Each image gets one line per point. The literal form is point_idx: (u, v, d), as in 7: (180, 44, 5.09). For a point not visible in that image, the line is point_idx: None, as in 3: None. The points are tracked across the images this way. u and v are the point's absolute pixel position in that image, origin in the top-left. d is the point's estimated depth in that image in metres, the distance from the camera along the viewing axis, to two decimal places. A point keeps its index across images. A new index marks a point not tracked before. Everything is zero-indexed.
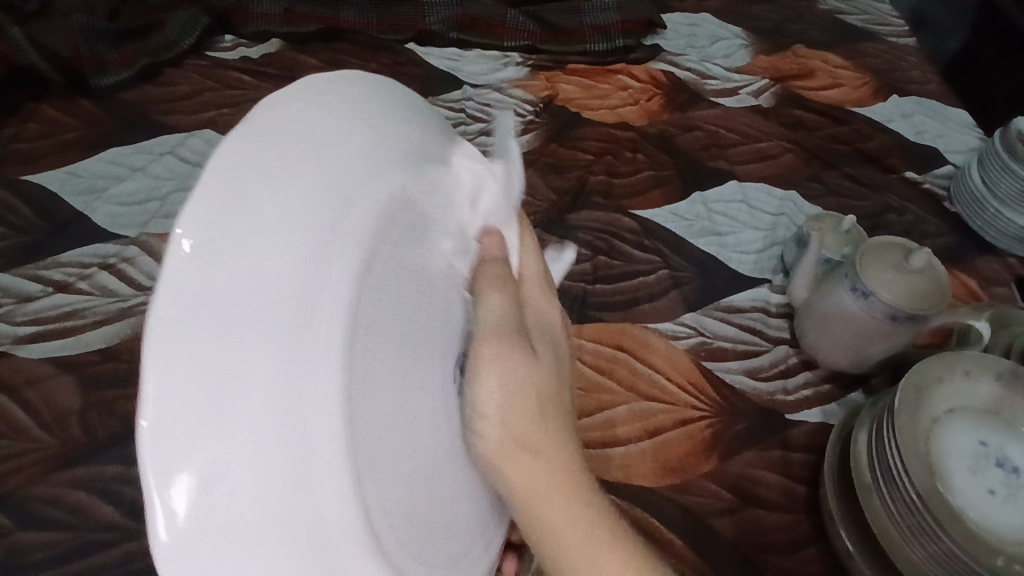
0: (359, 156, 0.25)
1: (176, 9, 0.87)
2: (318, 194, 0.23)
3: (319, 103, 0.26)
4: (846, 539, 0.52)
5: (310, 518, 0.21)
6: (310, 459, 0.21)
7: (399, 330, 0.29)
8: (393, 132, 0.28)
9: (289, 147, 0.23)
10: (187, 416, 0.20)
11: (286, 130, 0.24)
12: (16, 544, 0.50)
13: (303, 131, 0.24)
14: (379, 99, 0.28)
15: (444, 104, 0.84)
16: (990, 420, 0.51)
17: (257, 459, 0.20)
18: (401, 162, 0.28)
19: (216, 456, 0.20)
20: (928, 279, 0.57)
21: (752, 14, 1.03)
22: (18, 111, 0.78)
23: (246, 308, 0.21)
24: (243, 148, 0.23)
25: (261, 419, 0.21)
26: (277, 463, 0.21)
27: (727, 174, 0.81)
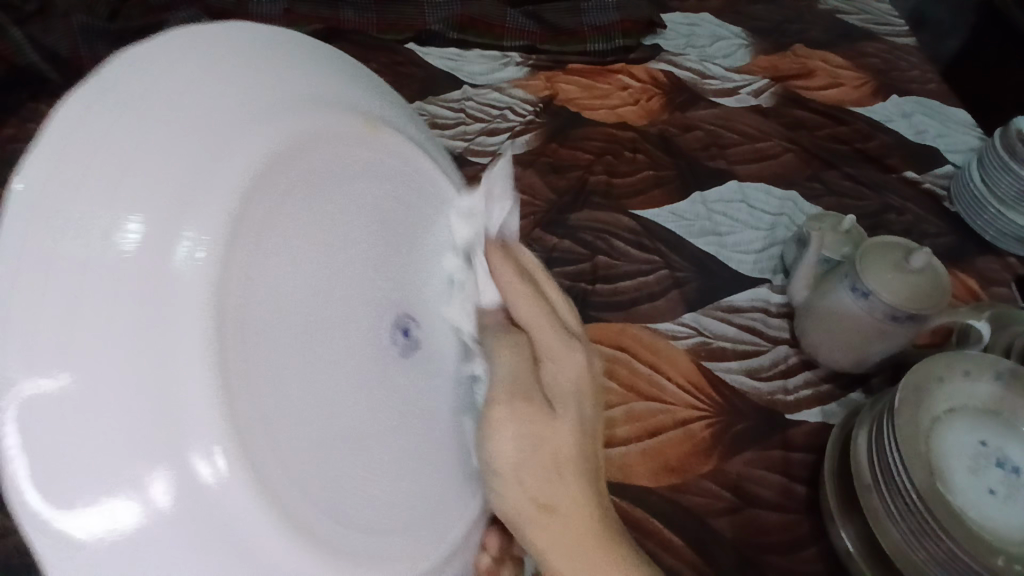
0: (216, 122, 0.26)
1: (175, 8, 0.87)
2: (175, 179, 0.24)
3: (168, 79, 0.26)
4: (846, 540, 0.52)
5: (198, 496, 0.23)
6: (178, 427, 0.23)
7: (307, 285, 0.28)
8: (255, 87, 0.27)
9: (135, 133, 0.24)
10: (61, 422, 0.22)
11: (135, 121, 0.24)
12: (16, 544, 0.50)
13: (155, 118, 0.25)
14: (244, 60, 0.28)
15: (444, 105, 0.84)
16: (990, 420, 0.51)
17: (135, 446, 0.22)
18: (277, 117, 0.27)
19: (93, 449, 0.22)
20: (927, 278, 0.57)
21: (753, 15, 1.02)
22: (18, 111, 0.78)
23: (95, 306, 0.22)
24: (67, 152, 0.23)
25: (131, 405, 0.22)
26: (148, 440, 0.22)
27: (727, 174, 0.81)
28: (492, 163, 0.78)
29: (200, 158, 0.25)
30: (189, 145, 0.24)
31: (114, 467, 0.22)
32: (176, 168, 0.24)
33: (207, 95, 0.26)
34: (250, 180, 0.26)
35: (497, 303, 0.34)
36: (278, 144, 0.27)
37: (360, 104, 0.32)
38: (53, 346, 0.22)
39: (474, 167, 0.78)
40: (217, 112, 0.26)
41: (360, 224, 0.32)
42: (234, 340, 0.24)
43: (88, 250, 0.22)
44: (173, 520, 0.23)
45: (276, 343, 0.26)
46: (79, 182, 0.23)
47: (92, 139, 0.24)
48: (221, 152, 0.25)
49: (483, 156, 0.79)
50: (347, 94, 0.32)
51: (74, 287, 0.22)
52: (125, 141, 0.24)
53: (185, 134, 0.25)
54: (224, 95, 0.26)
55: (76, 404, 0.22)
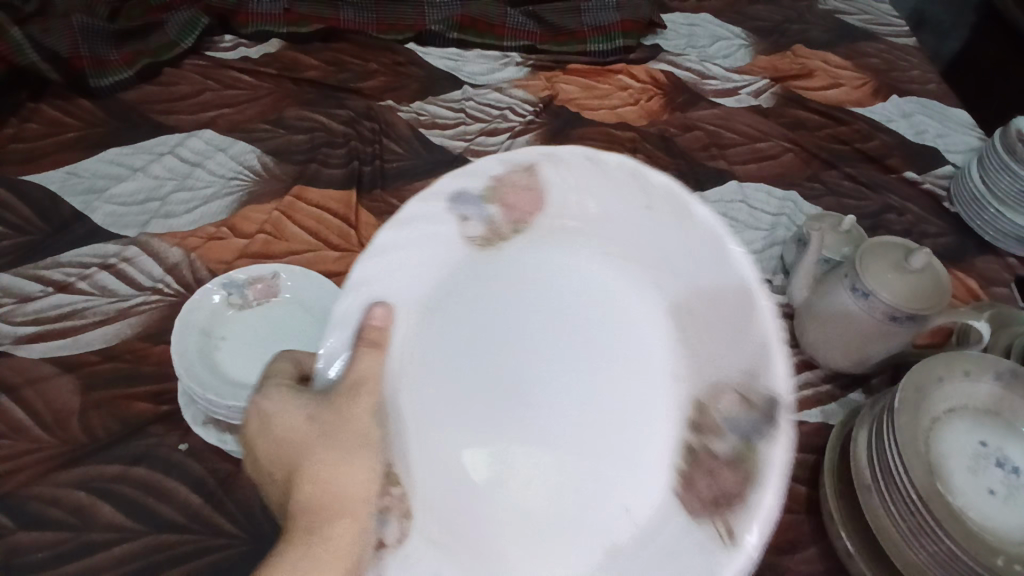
0: (604, 251, 0.47)
1: (175, 9, 0.88)
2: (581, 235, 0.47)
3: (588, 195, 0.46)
4: (846, 540, 0.52)
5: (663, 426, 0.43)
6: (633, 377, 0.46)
7: (559, 276, 0.49)
8: (589, 211, 0.46)
9: (584, 236, 0.47)
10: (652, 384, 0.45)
11: (597, 237, 0.47)
12: (14, 544, 0.49)
13: (597, 237, 0.47)
14: (593, 180, 0.45)
15: (445, 105, 0.84)
16: (989, 420, 0.51)
17: (594, 374, 0.48)
18: (541, 235, 0.48)
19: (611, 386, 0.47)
20: (929, 279, 0.56)
21: (752, 15, 1.03)
22: (18, 111, 0.78)
23: (591, 308, 0.49)
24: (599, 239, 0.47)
25: (594, 358, 0.48)
26: (597, 371, 0.48)
27: (726, 174, 0.81)
28: None
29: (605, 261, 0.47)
30: (601, 250, 0.47)
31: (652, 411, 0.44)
32: (585, 277, 0.48)
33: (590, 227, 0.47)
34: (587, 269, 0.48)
35: (376, 314, 0.42)
36: (533, 246, 0.48)
37: (535, 195, 0.46)
38: (628, 332, 0.47)
39: None
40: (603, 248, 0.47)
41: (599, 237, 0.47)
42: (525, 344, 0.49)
43: (568, 316, 0.49)
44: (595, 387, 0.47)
45: (500, 293, 0.49)
46: (573, 289, 0.49)
47: (569, 285, 0.49)
48: (561, 248, 0.48)
49: (483, 156, 0.79)
50: (544, 192, 0.46)
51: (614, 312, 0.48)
52: (595, 286, 0.48)
53: (604, 244, 0.47)
54: (609, 211, 0.46)
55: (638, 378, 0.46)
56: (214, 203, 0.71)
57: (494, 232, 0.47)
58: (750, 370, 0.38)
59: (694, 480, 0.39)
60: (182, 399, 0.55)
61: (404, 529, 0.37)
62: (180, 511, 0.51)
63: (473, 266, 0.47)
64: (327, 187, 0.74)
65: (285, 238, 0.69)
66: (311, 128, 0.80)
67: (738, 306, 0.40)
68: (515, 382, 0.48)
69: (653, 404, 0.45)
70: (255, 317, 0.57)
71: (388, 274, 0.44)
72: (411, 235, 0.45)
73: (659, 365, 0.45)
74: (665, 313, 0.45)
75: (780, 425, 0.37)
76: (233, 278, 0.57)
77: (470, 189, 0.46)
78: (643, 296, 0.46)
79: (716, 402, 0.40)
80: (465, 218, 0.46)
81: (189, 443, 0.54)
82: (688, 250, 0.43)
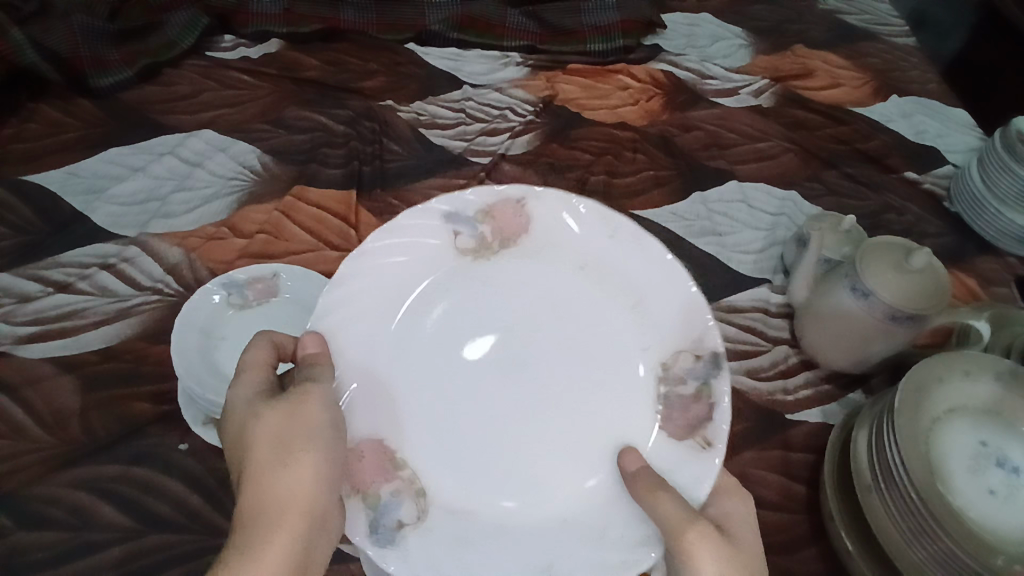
0: (562, 276, 0.52)
1: (175, 9, 0.88)
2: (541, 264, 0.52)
3: (560, 226, 0.52)
4: (846, 541, 0.52)
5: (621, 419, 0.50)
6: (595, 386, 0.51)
7: (522, 299, 0.52)
8: (549, 244, 0.52)
9: (547, 262, 0.52)
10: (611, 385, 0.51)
11: (558, 265, 0.52)
12: (14, 544, 0.49)
13: (557, 265, 0.52)
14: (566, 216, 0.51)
15: (445, 105, 0.84)
16: (990, 420, 0.51)
17: (554, 387, 0.51)
18: (508, 262, 0.52)
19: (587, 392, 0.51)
20: (929, 279, 0.55)
21: (753, 15, 1.03)
22: (18, 111, 0.78)
23: (552, 327, 0.52)
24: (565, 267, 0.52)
25: (553, 370, 0.51)
26: (560, 384, 0.51)
27: (726, 174, 0.81)
28: (492, 163, 0.79)
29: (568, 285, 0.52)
30: (558, 275, 0.52)
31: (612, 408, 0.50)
32: (545, 300, 0.52)
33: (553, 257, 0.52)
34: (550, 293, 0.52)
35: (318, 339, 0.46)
36: (499, 273, 0.52)
37: (496, 227, 0.52)
38: (589, 343, 0.52)
39: (474, 168, 0.78)
40: (561, 272, 0.52)
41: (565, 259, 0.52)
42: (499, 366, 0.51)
43: (530, 337, 0.52)
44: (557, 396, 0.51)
45: (467, 317, 0.52)
46: (537, 312, 0.52)
47: (534, 307, 0.52)
48: (526, 277, 0.52)
49: (483, 156, 0.79)
50: (514, 226, 0.52)
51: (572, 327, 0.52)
52: (555, 305, 0.52)
53: (562, 270, 0.52)
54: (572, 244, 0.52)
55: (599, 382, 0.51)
56: (214, 203, 0.71)
57: (485, 246, 0.52)
58: (698, 341, 0.48)
59: (670, 417, 0.48)
60: (183, 399, 0.55)
61: (417, 509, 0.45)
62: (179, 511, 0.51)
63: (445, 288, 0.51)
64: (327, 187, 0.74)
65: (285, 238, 0.69)
66: (311, 128, 0.80)
67: (675, 296, 0.49)
68: (480, 401, 0.50)
69: (629, 381, 0.50)
70: (255, 317, 0.56)
71: (383, 281, 0.49)
72: (403, 248, 0.50)
73: (630, 348, 0.51)
74: (620, 326, 0.51)
75: (724, 369, 0.47)
76: (233, 278, 0.58)
77: (462, 211, 0.51)
78: (594, 310, 0.52)
79: (678, 363, 0.49)
80: (458, 235, 0.51)
81: (188, 443, 0.54)
82: (638, 270, 0.51)
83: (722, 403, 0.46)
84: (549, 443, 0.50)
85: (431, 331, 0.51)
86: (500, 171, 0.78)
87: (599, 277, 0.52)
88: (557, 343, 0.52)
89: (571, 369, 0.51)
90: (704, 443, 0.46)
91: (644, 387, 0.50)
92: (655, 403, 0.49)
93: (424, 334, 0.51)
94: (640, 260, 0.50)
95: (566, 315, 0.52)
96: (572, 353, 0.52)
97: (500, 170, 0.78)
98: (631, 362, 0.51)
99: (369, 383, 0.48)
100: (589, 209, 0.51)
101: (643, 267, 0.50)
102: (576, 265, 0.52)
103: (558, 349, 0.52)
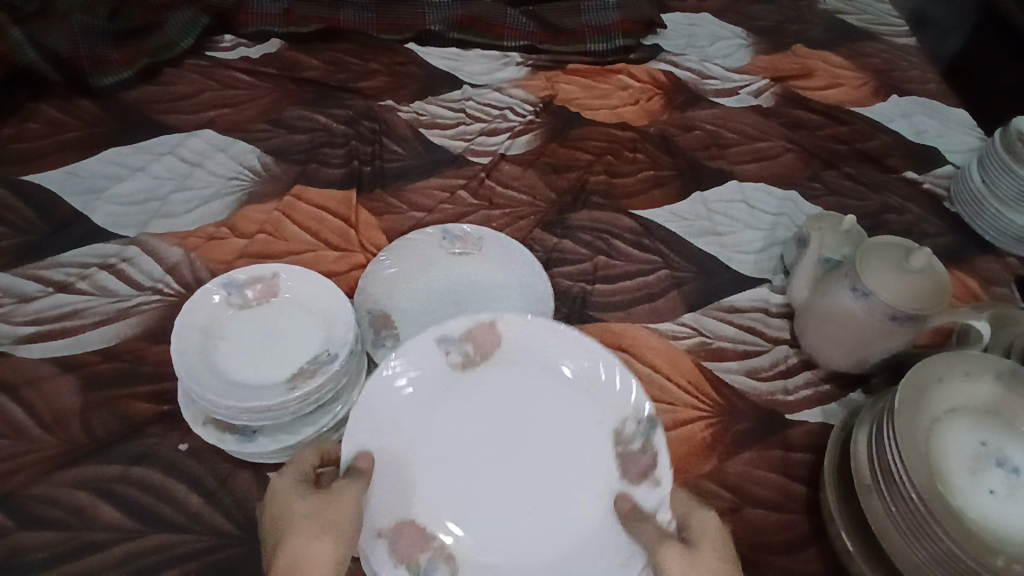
0: (541, 377, 0.51)
1: (175, 9, 0.88)
2: (518, 370, 0.51)
3: (529, 333, 0.51)
4: (846, 541, 0.52)
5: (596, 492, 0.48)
6: (571, 468, 0.49)
7: (510, 402, 0.51)
8: (521, 352, 0.51)
9: (526, 368, 0.51)
10: (582, 459, 0.49)
11: (534, 369, 0.51)
12: (14, 544, 0.49)
13: (533, 368, 0.51)
14: (530, 326, 0.51)
15: (445, 105, 0.84)
16: (990, 420, 0.51)
17: (542, 477, 0.48)
18: (496, 371, 0.51)
19: (564, 472, 0.49)
20: (930, 279, 0.55)
21: (752, 15, 1.03)
22: (18, 111, 0.78)
23: (537, 421, 0.50)
24: (538, 370, 0.51)
25: (540, 461, 0.49)
26: (546, 475, 0.48)
27: (726, 174, 0.81)
28: (492, 163, 0.79)
29: (547, 384, 0.51)
30: (539, 377, 0.51)
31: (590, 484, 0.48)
32: (532, 403, 0.51)
33: (526, 363, 0.51)
34: (530, 395, 0.51)
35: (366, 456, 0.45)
36: (492, 382, 0.51)
37: (480, 341, 0.50)
38: (566, 431, 0.50)
39: (474, 167, 0.78)
40: (539, 375, 0.51)
41: (535, 362, 0.51)
42: (508, 466, 0.49)
43: (530, 438, 0.50)
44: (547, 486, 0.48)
45: (478, 421, 0.50)
46: (527, 414, 0.50)
47: (527, 412, 0.50)
48: (512, 381, 0.51)
49: (483, 156, 0.79)
50: (493, 340, 0.51)
51: (555, 421, 0.50)
52: (540, 406, 0.51)
53: (538, 371, 0.51)
54: (541, 350, 0.51)
55: (574, 463, 0.49)
56: (214, 203, 0.71)
57: (468, 360, 0.50)
58: (636, 406, 0.49)
59: (625, 469, 0.48)
60: (181, 400, 0.54)
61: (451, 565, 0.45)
62: (179, 511, 0.51)
63: (450, 398, 0.50)
64: (326, 187, 0.74)
65: (285, 238, 0.69)
66: (311, 128, 0.80)
67: (616, 377, 0.50)
68: (498, 499, 0.48)
69: (584, 451, 0.49)
70: (256, 317, 0.57)
71: (381, 418, 0.47)
72: (395, 381, 0.48)
73: (585, 421, 0.50)
74: (584, 412, 0.50)
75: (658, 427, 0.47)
76: (233, 278, 0.57)
77: (445, 334, 0.50)
78: (564, 402, 0.50)
79: (645, 441, 0.47)
80: (444, 357, 0.50)
81: (188, 443, 0.54)
82: (592, 365, 0.50)
83: (662, 453, 0.47)
84: (556, 535, 0.46)
85: (434, 450, 0.48)
86: (500, 171, 0.78)
87: (567, 376, 0.51)
88: (546, 441, 0.50)
89: (559, 456, 0.49)
90: (653, 482, 0.46)
91: (598, 450, 0.49)
92: (610, 464, 0.48)
93: (431, 458, 0.48)
94: (593, 354, 0.50)
95: (546, 411, 0.50)
96: (556, 446, 0.49)
97: (500, 170, 0.78)
98: (599, 440, 0.49)
99: (394, 507, 0.46)
100: (539, 321, 0.51)
101: (598, 360, 0.50)
102: (542, 365, 0.51)
103: (545, 443, 0.50)
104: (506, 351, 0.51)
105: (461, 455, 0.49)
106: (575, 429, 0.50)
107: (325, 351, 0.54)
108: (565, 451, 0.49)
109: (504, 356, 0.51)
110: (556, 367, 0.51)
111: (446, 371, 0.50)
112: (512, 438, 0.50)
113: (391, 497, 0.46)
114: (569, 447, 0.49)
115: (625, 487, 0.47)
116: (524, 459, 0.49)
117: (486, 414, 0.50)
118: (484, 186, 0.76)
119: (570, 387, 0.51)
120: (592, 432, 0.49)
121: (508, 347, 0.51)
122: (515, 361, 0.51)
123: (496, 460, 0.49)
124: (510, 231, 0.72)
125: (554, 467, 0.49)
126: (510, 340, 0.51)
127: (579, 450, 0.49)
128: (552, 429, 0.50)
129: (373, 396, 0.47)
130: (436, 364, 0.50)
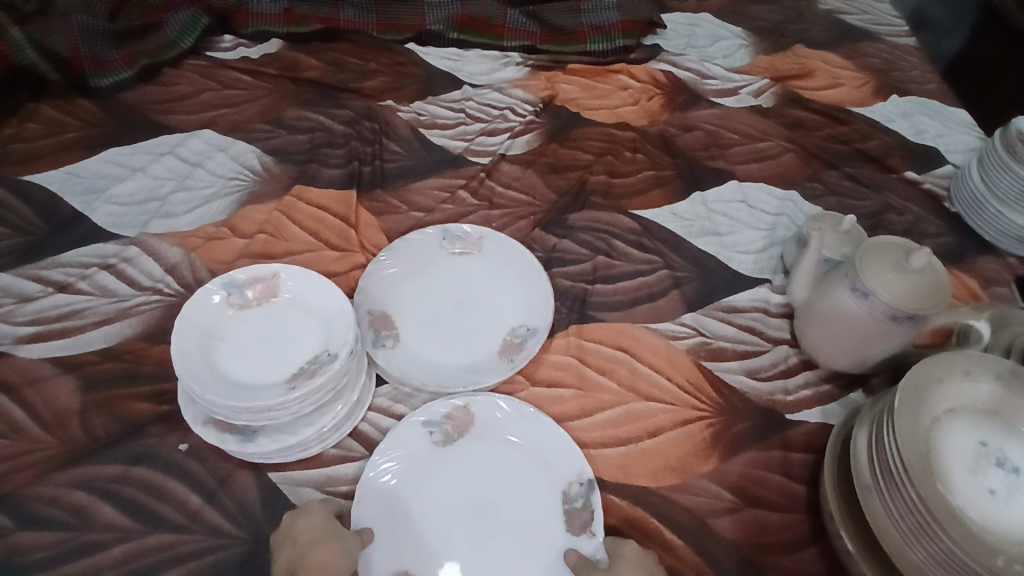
0: (508, 447, 0.54)
1: (175, 9, 0.89)
2: (490, 442, 0.54)
3: (493, 410, 0.55)
4: (846, 541, 0.51)
5: (551, 547, 0.49)
6: (533, 527, 0.50)
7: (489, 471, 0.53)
8: (490, 426, 0.55)
9: (496, 441, 0.54)
10: (542, 518, 0.51)
11: (501, 441, 0.54)
12: (14, 544, 0.49)
13: (501, 439, 0.54)
14: (496, 402, 0.55)
15: (445, 105, 0.84)
16: (989, 420, 0.51)
17: (513, 539, 0.50)
18: (474, 443, 0.54)
19: (530, 531, 0.50)
20: (930, 278, 0.55)
21: (752, 15, 1.03)
22: (18, 111, 0.78)
23: (507, 488, 0.52)
24: (506, 442, 0.54)
25: (512, 524, 0.50)
26: (516, 536, 0.50)
27: (726, 174, 0.81)
28: (491, 163, 0.79)
29: (514, 454, 0.54)
30: (505, 448, 0.54)
31: (548, 539, 0.50)
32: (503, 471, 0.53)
33: (495, 435, 0.54)
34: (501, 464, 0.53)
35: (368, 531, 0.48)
36: (473, 455, 0.53)
37: (459, 420, 0.54)
38: (534, 496, 0.52)
39: (474, 168, 0.78)
40: (505, 446, 0.54)
41: (502, 436, 0.54)
42: (492, 528, 0.50)
43: (503, 504, 0.51)
44: (515, 544, 0.49)
45: (467, 488, 0.52)
46: (501, 482, 0.52)
47: (501, 479, 0.52)
48: (487, 452, 0.54)
49: (483, 156, 0.79)
50: (469, 417, 0.55)
51: (524, 488, 0.52)
52: (508, 472, 0.53)
53: (505, 443, 0.54)
54: (505, 425, 0.55)
55: (537, 523, 0.50)
56: (214, 203, 0.71)
57: (448, 438, 0.54)
58: (581, 469, 0.53)
59: (569, 523, 0.50)
60: (180, 401, 0.54)
61: None
62: (179, 511, 0.51)
63: (440, 468, 0.53)
64: (326, 187, 0.74)
65: (284, 238, 0.69)
66: (311, 129, 0.80)
67: (565, 449, 0.54)
68: (484, 560, 0.49)
69: (537, 517, 0.51)
70: (256, 317, 0.57)
71: (376, 496, 0.51)
72: (392, 456, 0.52)
73: (542, 485, 0.52)
74: (541, 475, 0.53)
75: (593, 484, 0.52)
76: (233, 278, 0.58)
77: (428, 415, 0.54)
78: (526, 470, 0.53)
79: (590, 497, 0.51)
80: (429, 436, 0.54)
81: (188, 443, 0.54)
82: (545, 435, 0.54)
83: (598, 509, 0.51)
84: None
85: (426, 521, 0.50)
86: (500, 171, 0.78)
87: (529, 446, 0.54)
88: (513, 504, 0.51)
89: (525, 521, 0.50)
90: (591, 534, 0.50)
91: (548, 510, 0.51)
92: (557, 519, 0.50)
93: (423, 529, 0.50)
94: (548, 430, 0.54)
95: (518, 480, 0.52)
96: (524, 510, 0.51)
97: (500, 170, 0.78)
98: (553, 499, 0.51)
99: (391, 564, 0.48)
100: (503, 400, 0.55)
101: (551, 435, 0.54)
102: (510, 440, 0.54)
103: (514, 508, 0.51)
104: (480, 427, 0.55)
105: (449, 527, 0.50)
106: (536, 494, 0.52)
107: (325, 351, 0.54)
108: (530, 513, 0.51)
109: (477, 432, 0.54)
110: (519, 438, 0.54)
111: (433, 445, 0.53)
112: (491, 506, 0.51)
113: (392, 563, 0.48)
114: (531, 509, 0.51)
115: (569, 540, 0.50)
116: (504, 522, 0.50)
117: (473, 482, 0.52)
118: (484, 186, 0.76)
119: (530, 455, 0.54)
120: (548, 493, 0.52)
121: (479, 422, 0.55)
122: (487, 436, 0.54)
123: (483, 524, 0.50)
124: (510, 232, 0.72)
125: (523, 526, 0.50)
126: (480, 418, 0.55)
127: (538, 511, 0.51)
128: (520, 494, 0.52)
129: (375, 469, 0.52)
130: (422, 441, 0.53)
